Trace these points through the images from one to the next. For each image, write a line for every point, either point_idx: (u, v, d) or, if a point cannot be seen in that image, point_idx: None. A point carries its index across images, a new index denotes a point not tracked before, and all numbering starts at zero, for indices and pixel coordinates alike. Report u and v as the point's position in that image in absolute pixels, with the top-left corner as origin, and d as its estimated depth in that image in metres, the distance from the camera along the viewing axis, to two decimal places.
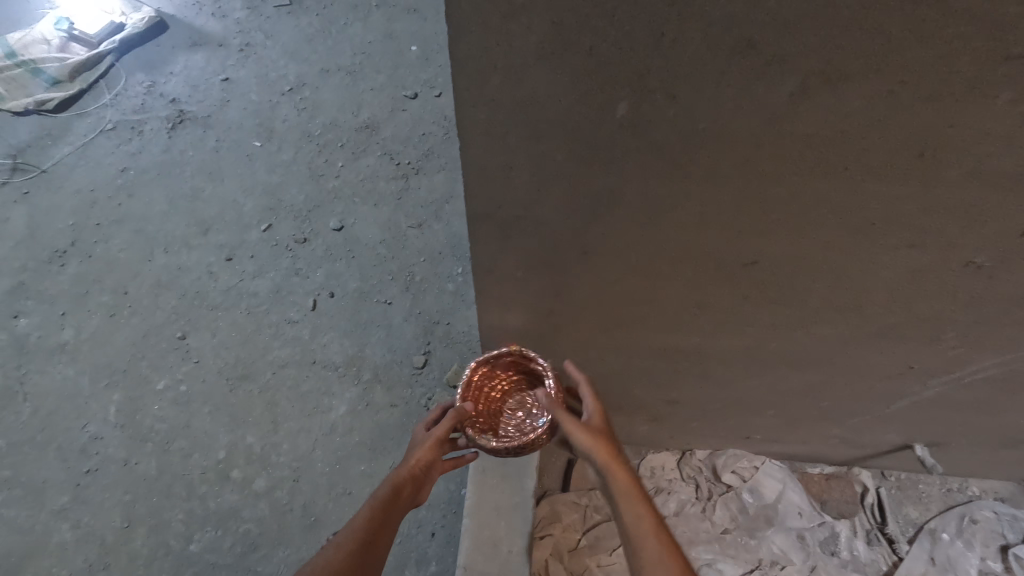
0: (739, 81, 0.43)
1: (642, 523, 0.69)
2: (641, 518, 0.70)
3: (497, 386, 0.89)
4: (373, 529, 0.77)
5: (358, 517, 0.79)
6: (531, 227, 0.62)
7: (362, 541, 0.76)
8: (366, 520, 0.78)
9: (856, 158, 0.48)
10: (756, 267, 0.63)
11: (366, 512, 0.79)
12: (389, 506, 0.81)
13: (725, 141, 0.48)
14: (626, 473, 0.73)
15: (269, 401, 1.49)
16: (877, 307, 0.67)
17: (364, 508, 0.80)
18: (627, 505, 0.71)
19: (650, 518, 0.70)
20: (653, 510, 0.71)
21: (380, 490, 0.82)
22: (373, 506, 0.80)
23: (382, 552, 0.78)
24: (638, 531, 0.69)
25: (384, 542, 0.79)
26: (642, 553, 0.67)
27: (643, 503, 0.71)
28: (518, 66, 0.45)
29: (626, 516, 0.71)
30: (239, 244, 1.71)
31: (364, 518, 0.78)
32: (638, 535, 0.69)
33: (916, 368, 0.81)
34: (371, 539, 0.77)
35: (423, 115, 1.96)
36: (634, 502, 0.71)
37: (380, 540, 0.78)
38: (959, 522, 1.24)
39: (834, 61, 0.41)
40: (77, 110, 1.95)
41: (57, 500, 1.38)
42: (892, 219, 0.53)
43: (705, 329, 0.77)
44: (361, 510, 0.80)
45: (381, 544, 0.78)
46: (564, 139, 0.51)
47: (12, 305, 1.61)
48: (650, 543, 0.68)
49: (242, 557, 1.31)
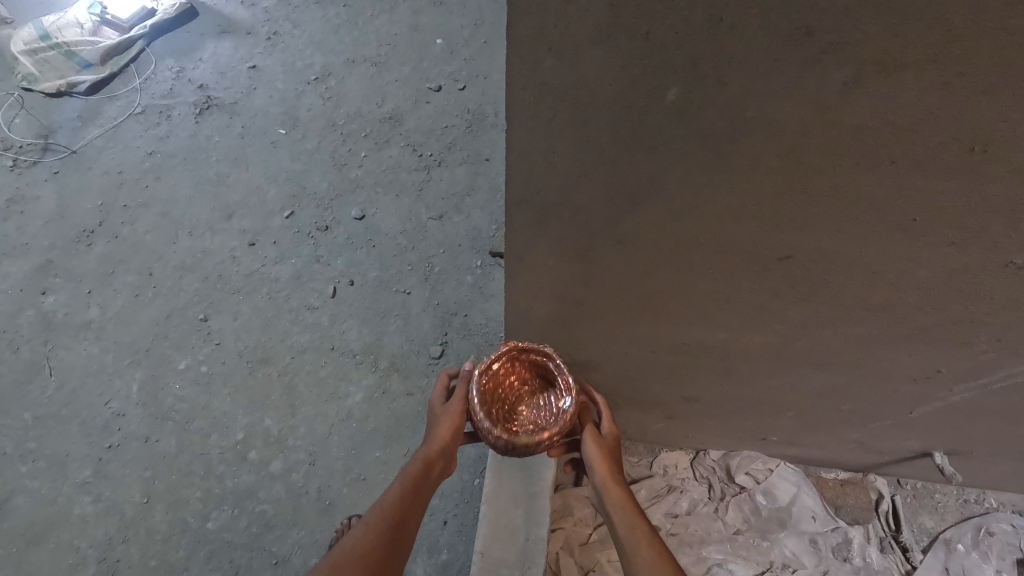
0: (792, 68, 0.43)
1: (636, 530, 0.80)
2: (634, 527, 0.80)
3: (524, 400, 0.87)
4: (403, 509, 0.81)
5: (387, 495, 0.83)
6: (567, 213, 0.62)
7: (391, 521, 0.80)
8: (394, 500, 0.82)
9: (903, 152, 0.48)
10: (790, 262, 0.63)
11: (396, 492, 0.82)
12: (418, 485, 0.84)
13: (773, 130, 0.48)
14: (623, 488, 0.85)
15: (288, 385, 1.51)
16: (910, 306, 0.67)
17: (395, 487, 0.83)
18: (621, 514, 0.82)
19: (643, 526, 0.80)
20: (644, 519, 0.82)
21: (411, 467, 0.85)
22: (403, 485, 0.83)
23: (410, 528, 0.82)
24: (632, 536, 0.80)
25: (412, 520, 0.82)
26: (633, 555, 0.78)
27: (637, 514, 0.82)
28: (573, 49, 0.46)
29: (620, 524, 0.82)
30: (261, 230, 1.73)
31: (393, 497, 0.82)
32: (632, 540, 0.79)
33: (943, 373, 0.81)
34: (400, 521, 0.80)
35: (447, 108, 1.97)
36: (628, 512, 0.82)
37: (409, 517, 0.82)
38: (975, 533, 1.24)
39: (892, 50, 0.41)
40: (107, 93, 1.98)
41: (79, 474, 1.41)
42: (934, 215, 0.53)
43: (733, 325, 0.77)
44: (391, 488, 0.83)
45: (408, 523, 0.82)
46: (610, 124, 0.51)
47: (40, 282, 1.64)
48: (641, 548, 0.78)
49: (258, 537, 1.34)
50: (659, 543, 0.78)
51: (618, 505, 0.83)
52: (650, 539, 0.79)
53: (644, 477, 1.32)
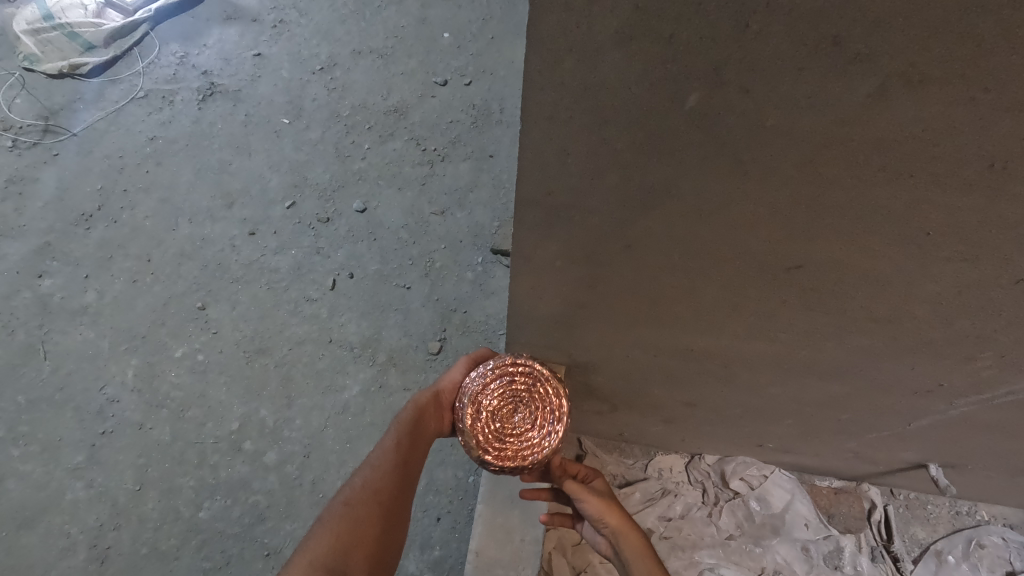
0: (816, 78, 0.43)
1: None
2: (654, 574, 0.81)
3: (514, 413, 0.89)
4: (405, 453, 0.83)
5: (386, 440, 0.84)
6: (577, 216, 0.62)
7: (396, 463, 0.82)
8: (394, 443, 0.83)
9: (922, 166, 0.47)
10: (799, 272, 0.62)
11: (395, 436, 0.84)
12: (415, 429, 0.86)
13: (792, 140, 0.48)
14: (637, 534, 0.86)
15: (284, 376, 1.51)
16: (916, 320, 0.66)
17: (391, 435, 0.84)
18: (639, 561, 0.83)
19: (659, 573, 0.81)
20: (662, 564, 0.83)
21: (408, 412, 0.87)
22: (401, 430, 0.85)
23: (414, 470, 0.84)
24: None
25: (415, 461, 0.84)
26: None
27: (653, 560, 0.83)
28: (594, 51, 0.45)
29: (639, 571, 0.82)
30: (262, 220, 1.72)
31: (393, 441, 0.83)
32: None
33: (945, 386, 0.81)
34: (404, 464, 0.83)
35: (452, 102, 1.96)
36: (645, 559, 0.83)
37: (413, 458, 0.84)
38: (966, 545, 1.24)
39: (917, 63, 0.40)
40: (110, 76, 1.96)
41: (72, 459, 1.40)
42: (947, 231, 0.53)
43: (737, 332, 0.77)
44: (388, 434, 0.84)
45: (413, 466, 0.84)
46: (628, 128, 0.50)
47: (37, 265, 1.63)
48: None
49: (251, 528, 1.34)
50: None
51: (634, 552, 0.84)
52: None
53: (639, 479, 1.32)
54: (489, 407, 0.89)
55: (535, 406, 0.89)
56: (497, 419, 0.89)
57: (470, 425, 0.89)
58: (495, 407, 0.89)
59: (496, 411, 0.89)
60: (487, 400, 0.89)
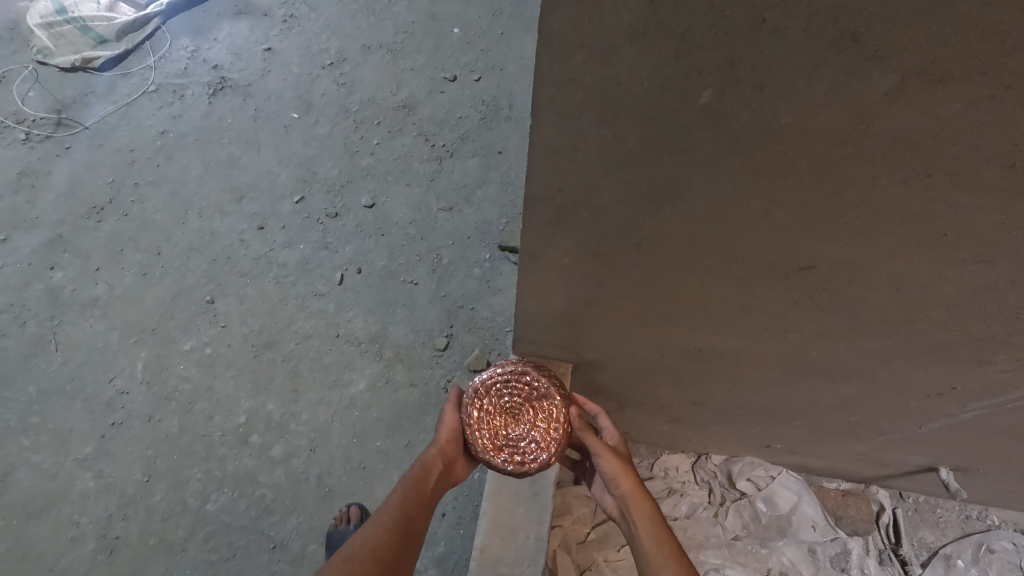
0: (834, 75, 0.42)
1: (662, 546, 0.80)
2: (660, 543, 0.80)
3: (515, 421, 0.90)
4: (412, 508, 0.81)
5: (392, 497, 0.82)
6: (585, 213, 0.62)
7: (400, 520, 0.79)
8: (400, 499, 0.81)
9: (940, 166, 0.47)
10: (812, 272, 0.62)
11: (401, 493, 0.82)
12: (422, 484, 0.83)
13: (806, 139, 0.47)
14: (647, 502, 0.85)
15: (291, 371, 1.51)
16: (931, 322, 0.66)
17: (398, 491, 0.82)
18: (647, 528, 0.82)
19: (668, 541, 0.80)
20: (670, 534, 0.82)
21: (414, 469, 0.86)
22: (407, 487, 0.83)
23: (419, 531, 0.81)
24: (656, 552, 0.79)
25: (420, 521, 0.81)
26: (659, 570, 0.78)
27: (661, 528, 0.82)
28: (607, 47, 0.45)
29: (646, 538, 0.82)
30: (271, 214, 1.73)
31: (399, 498, 0.81)
32: (656, 555, 0.79)
33: (958, 390, 0.80)
34: (408, 521, 0.79)
35: (461, 98, 1.95)
36: (653, 526, 0.82)
37: (418, 517, 0.81)
38: (976, 550, 1.23)
39: (939, 60, 0.39)
40: (122, 70, 1.97)
41: (82, 450, 1.41)
42: (964, 232, 0.52)
43: (747, 332, 0.76)
44: (395, 490, 0.82)
45: (417, 524, 0.81)
46: (639, 125, 0.50)
47: (49, 257, 1.64)
48: (666, 564, 0.78)
49: (257, 521, 1.34)
50: (683, 560, 0.79)
51: (642, 519, 0.83)
52: (674, 554, 0.79)
53: (644, 478, 1.32)
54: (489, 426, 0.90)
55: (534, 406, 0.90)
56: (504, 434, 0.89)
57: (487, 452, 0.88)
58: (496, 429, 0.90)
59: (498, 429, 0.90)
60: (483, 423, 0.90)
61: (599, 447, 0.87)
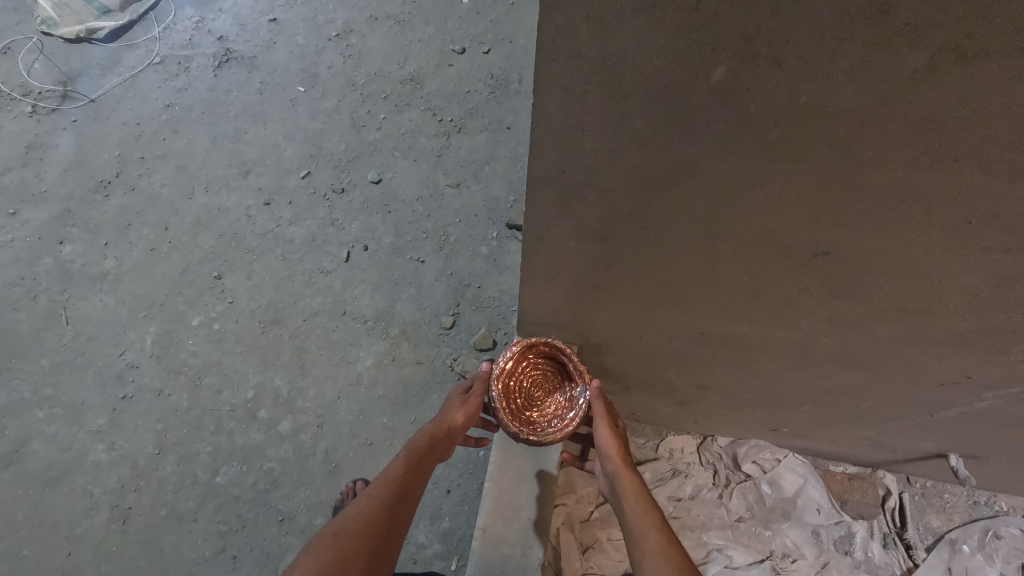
0: (857, 53, 0.39)
1: (645, 515, 0.79)
2: (645, 512, 0.79)
3: (539, 389, 0.95)
4: (406, 483, 0.81)
5: (393, 465, 0.84)
6: (591, 194, 0.60)
7: (395, 494, 0.79)
8: (400, 469, 0.82)
9: (969, 150, 0.44)
10: (826, 259, 0.59)
11: (400, 465, 0.83)
12: (421, 459, 0.85)
13: (827, 119, 0.44)
14: (634, 476, 0.85)
15: (298, 347, 1.52)
16: (949, 310, 0.63)
17: (399, 459, 0.84)
18: (632, 500, 0.82)
19: (653, 513, 0.79)
20: (656, 509, 0.81)
21: (416, 441, 0.87)
22: (407, 459, 0.84)
23: (410, 506, 0.82)
24: (642, 520, 0.78)
25: (413, 496, 0.82)
26: (642, 541, 0.76)
27: (647, 501, 0.81)
28: (615, 19, 0.42)
29: (632, 510, 0.80)
30: (277, 190, 1.71)
31: (397, 470, 0.82)
32: (641, 524, 0.78)
33: (972, 379, 0.78)
34: (402, 493, 0.80)
35: (470, 72, 1.91)
36: (641, 499, 0.81)
37: (411, 493, 0.82)
38: (982, 535, 1.23)
39: (975, 35, 0.36)
40: (126, 41, 1.94)
41: (94, 422, 1.43)
42: (992, 220, 0.49)
43: (756, 318, 0.74)
44: (397, 458, 0.84)
45: (410, 498, 0.82)
46: (646, 104, 0.48)
47: (57, 231, 1.64)
48: (651, 533, 0.76)
49: (265, 494, 1.37)
50: (669, 533, 0.77)
51: (630, 495, 0.83)
52: (657, 524, 0.77)
53: (649, 459, 1.32)
54: (519, 379, 0.94)
55: (547, 407, 0.95)
56: (537, 379, 0.95)
57: (531, 353, 0.95)
58: (528, 383, 0.95)
59: (528, 382, 0.95)
60: (518, 377, 0.94)
61: (597, 418, 0.91)
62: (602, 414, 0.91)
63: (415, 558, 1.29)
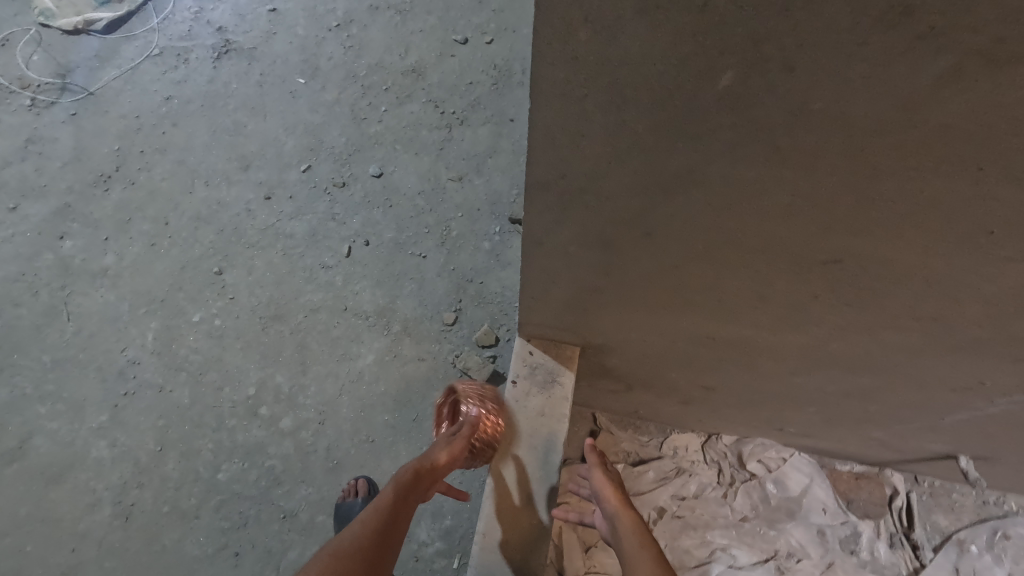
0: (877, 58, 0.37)
1: (643, 549, 0.77)
2: (641, 546, 0.78)
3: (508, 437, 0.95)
4: (399, 510, 0.79)
5: (381, 497, 0.81)
6: (592, 201, 0.58)
7: (387, 519, 0.77)
8: (389, 500, 0.79)
9: (993, 159, 0.42)
10: (836, 267, 0.57)
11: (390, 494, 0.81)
12: (408, 492, 0.83)
13: (842, 127, 0.42)
14: (631, 512, 0.87)
15: (299, 344, 1.51)
16: (965, 319, 0.61)
17: (388, 490, 0.82)
18: (629, 537, 0.81)
19: (649, 546, 0.78)
20: (652, 544, 0.79)
21: (404, 474, 0.85)
22: (396, 489, 0.82)
23: (401, 535, 0.79)
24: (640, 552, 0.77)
25: (404, 525, 0.80)
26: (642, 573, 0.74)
27: (643, 537, 0.80)
28: (615, 21, 0.39)
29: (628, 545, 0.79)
30: (278, 184, 1.70)
31: (388, 499, 0.80)
32: (639, 557, 0.76)
33: (986, 385, 0.76)
34: (394, 520, 0.78)
35: (472, 62, 1.88)
36: (637, 536, 0.80)
37: (402, 521, 0.79)
38: (990, 536, 1.22)
39: (1006, 40, 0.34)
40: (125, 32, 1.92)
41: (96, 419, 1.43)
42: (1014, 230, 0.47)
43: (762, 324, 0.72)
44: (385, 490, 0.81)
45: (402, 525, 0.80)
46: (649, 109, 0.45)
47: (57, 226, 1.63)
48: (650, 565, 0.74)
49: (266, 491, 1.36)
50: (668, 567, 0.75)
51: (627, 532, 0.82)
52: (655, 555, 0.76)
53: (653, 458, 1.30)
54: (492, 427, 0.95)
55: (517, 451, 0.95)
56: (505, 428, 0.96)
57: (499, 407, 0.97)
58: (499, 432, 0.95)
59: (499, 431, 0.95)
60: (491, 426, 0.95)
61: (594, 468, 0.97)
62: (598, 466, 0.98)
63: (417, 556, 1.29)
